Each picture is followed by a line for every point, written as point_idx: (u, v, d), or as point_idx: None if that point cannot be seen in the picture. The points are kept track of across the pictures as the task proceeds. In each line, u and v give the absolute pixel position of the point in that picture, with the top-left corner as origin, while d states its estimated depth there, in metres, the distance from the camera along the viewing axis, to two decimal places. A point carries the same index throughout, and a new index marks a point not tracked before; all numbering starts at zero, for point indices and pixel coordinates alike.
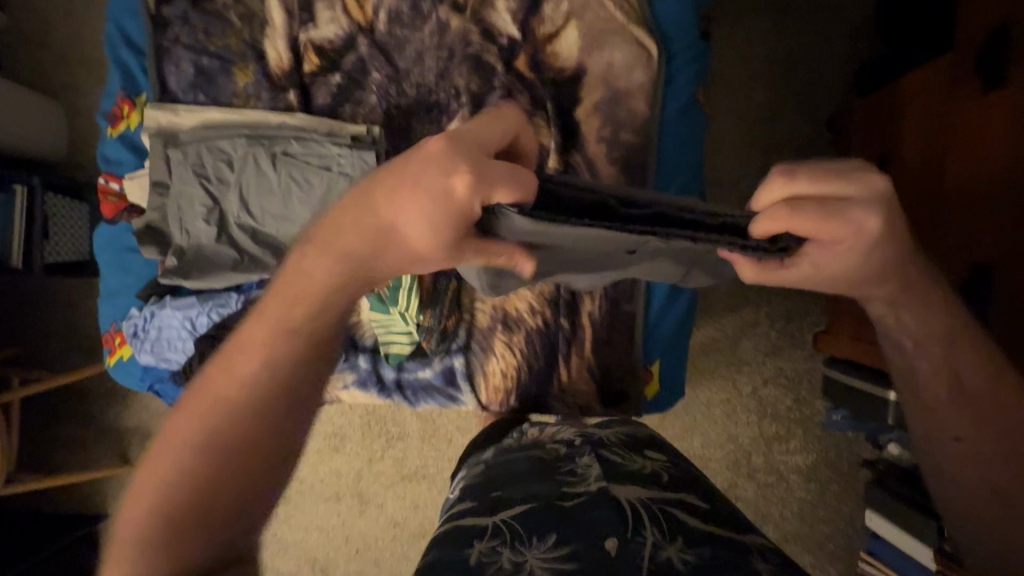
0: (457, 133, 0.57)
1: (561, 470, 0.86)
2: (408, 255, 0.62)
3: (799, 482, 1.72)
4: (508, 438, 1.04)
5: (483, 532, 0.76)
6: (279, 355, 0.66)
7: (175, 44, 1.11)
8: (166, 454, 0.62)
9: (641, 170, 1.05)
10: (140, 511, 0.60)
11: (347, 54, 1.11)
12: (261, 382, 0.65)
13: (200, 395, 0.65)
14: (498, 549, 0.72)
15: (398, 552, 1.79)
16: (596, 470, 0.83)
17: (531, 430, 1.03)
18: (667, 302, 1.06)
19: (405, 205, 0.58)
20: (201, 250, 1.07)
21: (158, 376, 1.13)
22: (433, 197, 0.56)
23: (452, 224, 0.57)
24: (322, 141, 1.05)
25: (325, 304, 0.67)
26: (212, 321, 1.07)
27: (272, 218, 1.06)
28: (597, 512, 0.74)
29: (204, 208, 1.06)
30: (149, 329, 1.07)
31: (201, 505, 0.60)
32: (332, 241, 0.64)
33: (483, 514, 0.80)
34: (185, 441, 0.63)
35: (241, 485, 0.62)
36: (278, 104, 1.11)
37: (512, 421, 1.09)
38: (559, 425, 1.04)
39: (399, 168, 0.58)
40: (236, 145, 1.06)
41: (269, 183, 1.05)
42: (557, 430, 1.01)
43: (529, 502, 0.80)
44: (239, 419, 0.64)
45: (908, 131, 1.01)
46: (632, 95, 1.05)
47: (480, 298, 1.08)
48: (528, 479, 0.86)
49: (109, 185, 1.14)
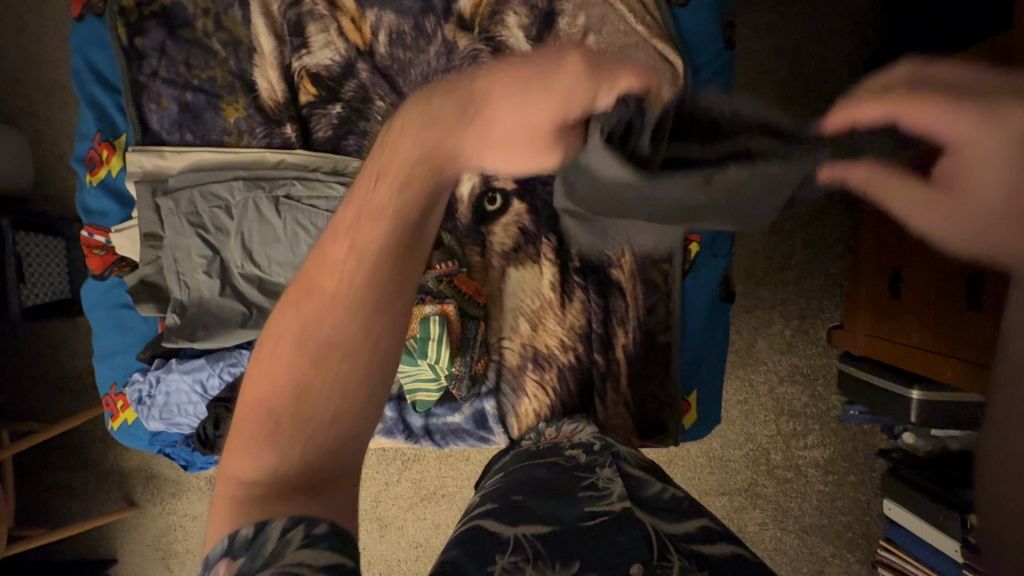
0: (591, 57, 0.66)
1: (580, 485, 0.74)
2: (483, 146, 0.62)
3: (817, 476, 1.61)
4: (523, 441, 0.96)
5: (504, 546, 0.63)
6: (366, 239, 0.55)
7: (154, 79, 1.01)
8: (265, 364, 0.54)
9: None
10: (248, 412, 0.53)
11: (346, 81, 1.02)
12: (355, 274, 0.54)
13: (296, 302, 0.55)
14: (523, 565, 0.60)
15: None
16: (619, 489, 0.71)
17: (545, 431, 0.95)
18: (706, 330, 1.03)
19: (529, 109, 0.61)
20: (204, 305, 0.99)
21: (170, 440, 1.06)
22: (542, 106, 0.62)
23: (548, 108, 0.62)
24: (328, 181, 0.97)
25: (414, 180, 0.58)
26: (224, 382, 0.98)
27: (280, 266, 0.98)
28: (624, 537, 0.63)
29: (204, 258, 0.98)
30: (156, 394, 0.99)
31: (295, 406, 0.52)
32: (417, 129, 0.59)
33: (500, 518, 0.68)
34: (284, 343, 0.54)
35: (334, 382, 0.53)
36: (274, 140, 1.02)
37: (525, 436, 0.98)
38: (579, 424, 0.94)
39: (510, 77, 0.61)
40: (233, 189, 0.98)
41: (274, 230, 0.97)
42: (576, 424, 0.93)
43: (552, 521, 0.67)
44: (332, 322, 0.54)
45: None
46: None
47: (507, 336, 1.04)
48: (547, 489, 0.73)
49: (94, 238, 1.05)
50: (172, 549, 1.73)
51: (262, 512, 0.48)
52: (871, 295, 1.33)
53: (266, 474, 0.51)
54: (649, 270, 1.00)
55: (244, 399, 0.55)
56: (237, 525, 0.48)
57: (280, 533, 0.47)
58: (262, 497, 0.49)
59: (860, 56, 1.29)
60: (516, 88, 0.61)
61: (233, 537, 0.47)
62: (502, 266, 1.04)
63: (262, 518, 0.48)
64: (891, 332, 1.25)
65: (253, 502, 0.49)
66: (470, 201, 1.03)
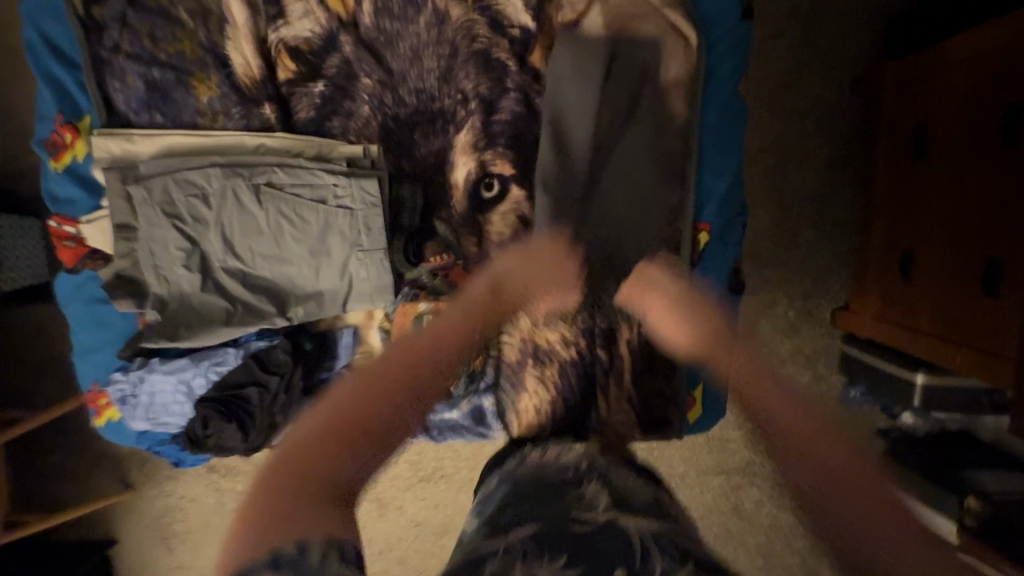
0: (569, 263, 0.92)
1: (565, 494, 0.68)
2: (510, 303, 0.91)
3: None
4: (501, 462, 0.84)
5: (493, 554, 0.59)
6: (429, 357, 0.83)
7: (118, 54, 0.92)
8: (341, 409, 0.76)
9: (677, 178, 0.94)
10: (314, 430, 0.74)
11: (329, 56, 0.94)
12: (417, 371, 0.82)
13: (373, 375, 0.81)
14: (511, 566, 0.57)
15: (415, 557, 1.72)
16: (605, 501, 0.66)
17: (522, 454, 0.84)
18: None
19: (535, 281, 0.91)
20: (185, 301, 0.93)
21: (157, 438, 1.01)
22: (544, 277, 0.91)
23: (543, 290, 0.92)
24: (311, 168, 0.90)
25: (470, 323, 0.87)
26: (211, 382, 0.94)
27: (263, 258, 0.93)
28: (605, 542, 0.59)
29: (182, 251, 0.92)
30: (139, 394, 0.95)
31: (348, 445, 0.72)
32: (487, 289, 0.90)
33: (492, 533, 0.63)
34: (355, 398, 0.78)
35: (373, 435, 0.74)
36: (252, 122, 0.94)
37: (504, 454, 0.88)
38: (564, 443, 0.85)
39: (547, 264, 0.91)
40: (210, 177, 0.91)
41: (255, 221, 0.91)
42: (561, 444, 0.84)
43: (539, 521, 0.63)
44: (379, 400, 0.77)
45: (950, 92, 1.03)
46: (670, 89, 0.93)
47: (507, 331, 0.99)
48: (532, 502, 0.67)
49: (63, 228, 0.97)
50: (174, 529, 1.73)
51: (306, 527, 0.62)
52: (880, 276, 1.23)
53: (315, 481, 0.68)
54: None
55: (313, 422, 0.76)
56: (284, 536, 0.62)
57: (320, 547, 0.61)
58: (308, 501, 0.65)
59: (873, 30, 1.28)
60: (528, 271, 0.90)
61: (278, 554, 0.60)
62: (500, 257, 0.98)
63: (301, 533, 0.62)
64: (901, 312, 1.16)
65: (298, 506, 0.65)
66: (466, 188, 0.96)
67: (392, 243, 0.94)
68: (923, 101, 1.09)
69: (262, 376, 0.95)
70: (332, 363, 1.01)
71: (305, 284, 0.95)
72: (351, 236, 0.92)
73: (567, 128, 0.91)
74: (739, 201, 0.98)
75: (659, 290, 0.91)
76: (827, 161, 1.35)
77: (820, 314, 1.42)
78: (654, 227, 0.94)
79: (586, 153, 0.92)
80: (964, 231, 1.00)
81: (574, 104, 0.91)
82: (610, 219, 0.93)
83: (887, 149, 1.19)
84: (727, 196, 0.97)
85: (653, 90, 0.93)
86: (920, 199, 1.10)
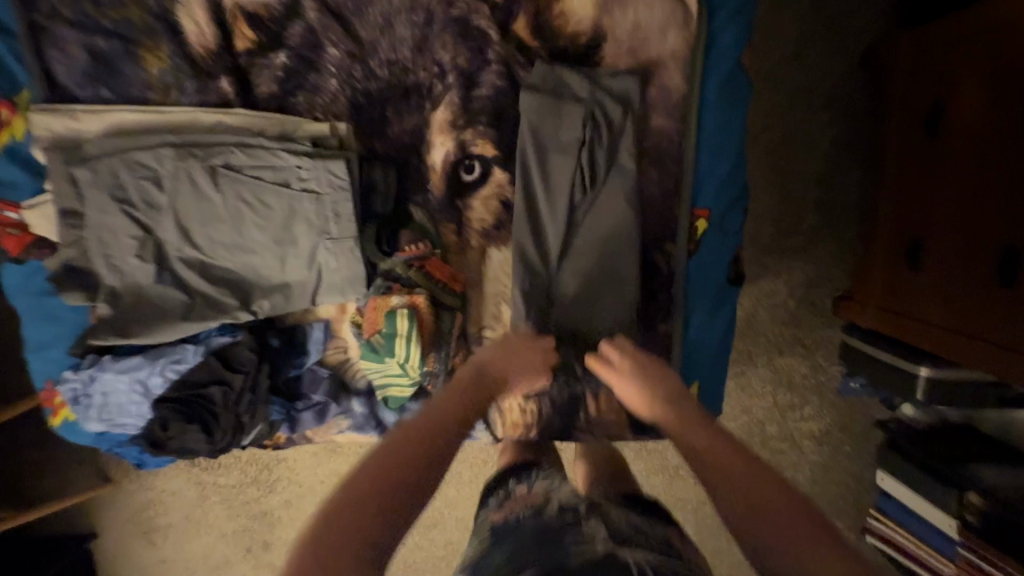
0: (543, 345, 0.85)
1: (563, 534, 0.62)
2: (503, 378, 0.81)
3: (812, 447, 1.44)
4: (487, 504, 0.77)
5: None
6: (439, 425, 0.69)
7: (55, 21, 0.83)
8: (344, 502, 0.60)
9: (672, 160, 0.87)
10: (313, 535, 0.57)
11: (291, 24, 0.85)
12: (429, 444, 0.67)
13: (381, 449, 0.65)
14: None
15: (403, 563, 1.57)
16: (603, 534, 0.62)
17: (509, 496, 0.75)
18: (708, 320, 0.93)
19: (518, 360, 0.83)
20: (141, 295, 0.86)
21: (116, 439, 0.95)
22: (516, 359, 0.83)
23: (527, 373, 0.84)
24: (273, 148, 0.82)
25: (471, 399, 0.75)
26: (169, 382, 0.87)
27: (224, 248, 0.85)
28: None
29: (134, 240, 0.84)
30: (92, 394, 0.88)
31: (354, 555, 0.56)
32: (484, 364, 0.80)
33: None
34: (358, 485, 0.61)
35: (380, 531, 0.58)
36: (208, 97, 0.86)
37: (489, 491, 0.80)
38: (554, 480, 0.76)
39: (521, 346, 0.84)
40: (162, 158, 0.82)
41: (213, 207, 0.83)
42: (548, 482, 0.76)
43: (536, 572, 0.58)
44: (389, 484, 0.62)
45: (979, 64, 0.93)
46: (665, 63, 0.86)
47: (489, 326, 0.92)
48: (525, 551, 0.61)
49: (3, 215, 0.88)
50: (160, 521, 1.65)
51: None
52: (884, 265, 1.16)
53: None
54: (650, 254, 0.90)
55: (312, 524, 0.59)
56: None
57: None
58: None
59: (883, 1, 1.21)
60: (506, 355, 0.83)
61: None
62: (481, 246, 0.91)
63: None
64: (905, 304, 1.09)
65: None
66: (443, 170, 0.89)
67: (363, 231, 0.87)
68: (936, 79, 1.02)
69: (225, 374, 0.88)
70: (302, 360, 0.94)
71: (270, 276, 0.87)
72: (318, 223, 0.84)
73: (550, 166, 0.86)
74: (741, 184, 0.90)
75: (623, 365, 0.83)
76: (835, 143, 1.27)
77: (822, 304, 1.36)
78: (645, 214, 0.88)
79: (571, 189, 0.86)
80: (983, 218, 0.92)
81: (554, 137, 0.85)
82: (600, 206, 0.87)
83: (901, 129, 1.11)
84: (727, 178, 0.89)
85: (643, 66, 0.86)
86: (931, 183, 1.03)
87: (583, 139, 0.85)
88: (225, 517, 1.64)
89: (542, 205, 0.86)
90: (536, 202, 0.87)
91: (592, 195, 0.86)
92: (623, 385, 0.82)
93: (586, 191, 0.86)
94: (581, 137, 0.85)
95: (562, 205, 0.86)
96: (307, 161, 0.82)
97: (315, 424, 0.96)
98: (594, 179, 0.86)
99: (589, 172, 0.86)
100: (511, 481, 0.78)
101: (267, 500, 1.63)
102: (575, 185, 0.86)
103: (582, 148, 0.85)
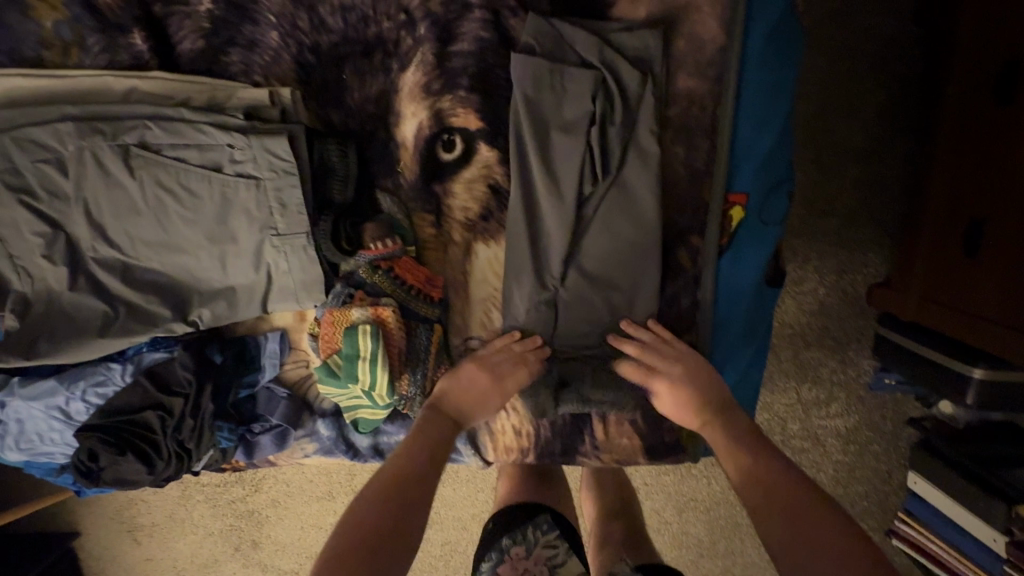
0: (509, 351, 0.71)
1: None
2: (473, 400, 0.69)
3: (836, 446, 1.14)
4: (482, 565, 0.73)
5: None
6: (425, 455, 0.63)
7: None
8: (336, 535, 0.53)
9: (701, 132, 0.70)
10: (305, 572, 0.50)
11: None
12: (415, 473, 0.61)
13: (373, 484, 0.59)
14: None
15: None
16: None
17: (506, 560, 0.71)
18: (742, 324, 0.76)
19: (482, 375, 0.70)
20: (55, 303, 0.68)
21: (46, 467, 0.81)
22: (483, 376, 0.70)
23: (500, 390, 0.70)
24: (198, 122, 0.66)
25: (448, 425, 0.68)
26: (93, 407, 0.74)
27: (147, 246, 0.69)
28: None
29: (39, 237, 0.66)
30: (4, 420, 0.74)
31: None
32: (456, 387, 0.70)
33: None
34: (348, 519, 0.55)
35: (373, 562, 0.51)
36: (119, 56, 0.69)
37: (483, 543, 0.75)
38: (560, 551, 0.71)
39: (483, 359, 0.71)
40: (61, 134, 0.64)
41: (129, 197, 0.67)
42: (551, 552, 0.71)
43: None
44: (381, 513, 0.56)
45: None
46: (697, 5, 0.67)
47: (476, 336, 0.76)
48: None
49: None
50: (140, 520, 1.24)
51: None
52: (934, 247, 0.91)
53: None
54: (672, 250, 0.73)
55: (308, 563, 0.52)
56: None
57: None
58: None
59: None
60: (473, 372, 0.70)
61: None
62: (465, 240, 0.74)
63: None
64: (957, 297, 0.85)
65: None
66: (417, 146, 0.72)
67: (317, 225, 0.71)
68: (1012, 23, 0.78)
69: (161, 398, 0.74)
70: (255, 378, 0.79)
71: (208, 279, 0.71)
72: (260, 214, 0.68)
73: (551, 149, 0.68)
74: (787, 159, 0.73)
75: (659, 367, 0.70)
76: (879, 113, 1.04)
77: (857, 294, 1.09)
78: (667, 200, 0.71)
79: (578, 181, 0.69)
80: None
81: (556, 112, 0.67)
82: (613, 190, 0.70)
83: (960, 89, 0.86)
84: (771, 154, 0.71)
85: (666, 10, 0.68)
86: (998, 151, 0.79)
87: (594, 114, 0.67)
88: (209, 521, 1.23)
89: (540, 190, 0.69)
90: (531, 186, 0.69)
91: (604, 187, 0.69)
92: (671, 399, 0.69)
93: (597, 182, 0.69)
94: (591, 111, 0.67)
95: (563, 189, 0.69)
96: (241, 136, 0.66)
97: (273, 450, 0.82)
98: (606, 165, 0.68)
99: (600, 154, 0.68)
100: (505, 543, 0.72)
101: (254, 499, 1.22)
102: (582, 171, 0.69)
103: (592, 124, 0.67)
